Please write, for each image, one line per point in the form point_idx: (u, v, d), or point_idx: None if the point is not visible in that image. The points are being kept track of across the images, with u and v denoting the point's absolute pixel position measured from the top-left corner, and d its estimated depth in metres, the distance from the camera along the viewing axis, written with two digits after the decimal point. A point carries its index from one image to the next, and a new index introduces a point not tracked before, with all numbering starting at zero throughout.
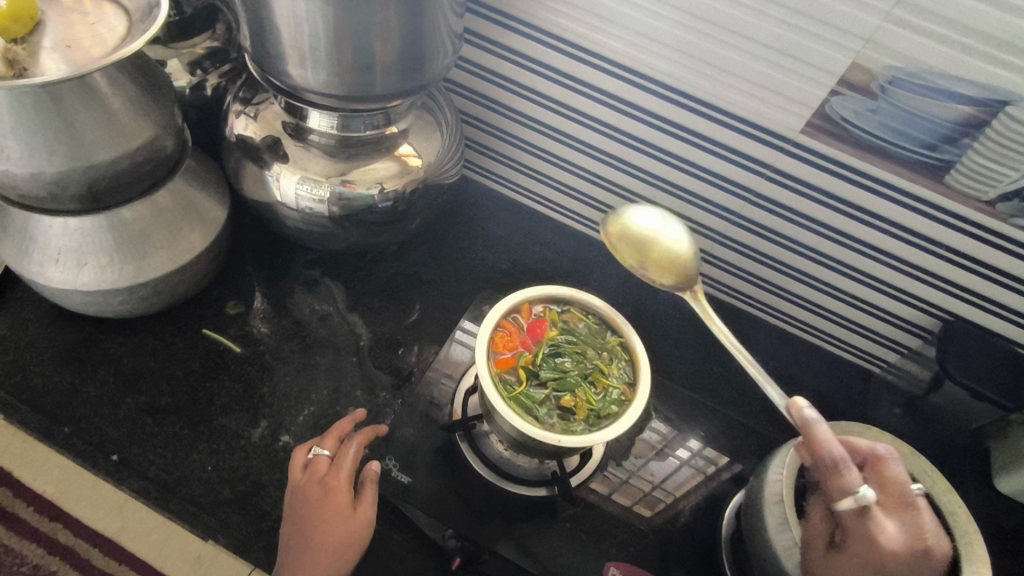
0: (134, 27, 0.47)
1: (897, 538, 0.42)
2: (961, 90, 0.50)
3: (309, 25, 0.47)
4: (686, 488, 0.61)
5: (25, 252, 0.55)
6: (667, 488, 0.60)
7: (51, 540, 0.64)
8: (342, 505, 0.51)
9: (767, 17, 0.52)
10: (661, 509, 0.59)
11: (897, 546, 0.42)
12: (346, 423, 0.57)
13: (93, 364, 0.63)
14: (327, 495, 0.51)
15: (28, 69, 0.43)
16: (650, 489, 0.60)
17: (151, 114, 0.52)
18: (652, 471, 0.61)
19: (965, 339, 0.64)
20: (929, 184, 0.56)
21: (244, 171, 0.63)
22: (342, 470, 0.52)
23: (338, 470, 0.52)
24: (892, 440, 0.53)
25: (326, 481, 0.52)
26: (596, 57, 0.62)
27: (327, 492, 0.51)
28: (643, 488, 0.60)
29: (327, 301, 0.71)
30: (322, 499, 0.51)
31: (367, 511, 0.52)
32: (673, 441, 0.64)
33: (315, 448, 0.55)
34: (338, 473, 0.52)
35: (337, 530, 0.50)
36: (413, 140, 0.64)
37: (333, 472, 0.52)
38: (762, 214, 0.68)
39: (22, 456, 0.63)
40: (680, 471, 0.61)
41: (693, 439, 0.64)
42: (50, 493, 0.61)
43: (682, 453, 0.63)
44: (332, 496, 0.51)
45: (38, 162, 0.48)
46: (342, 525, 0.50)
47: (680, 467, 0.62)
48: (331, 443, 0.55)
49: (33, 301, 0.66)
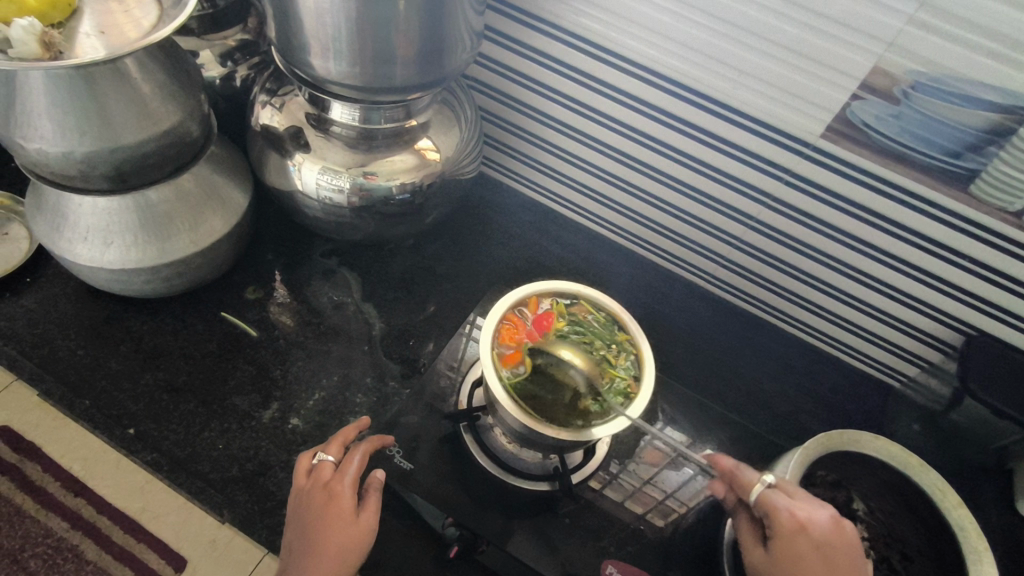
0: (166, 16, 0.49)
1: (819, 518, 0.45)
2: (986, 96, 0.49)
3: (332, 16, 0.48)
4: (699, 497, 0.60)
5: (56, 228, 0.58)
6: (681, 498, 0.60)
7: (75, 514, 0.67)
8: (345, 510, 0.50)
9: (787, 18, 0.52)
10: (674, 519, 0.58)
11: (818, 523, 0.45)
12: (352, 430, 0.57)
13: (116, 340, 0.65)
14: (331, 500, 0.50)
15: (63, 52, 0.45)
16: (662, 497, 0.59)
17: (178, 100, 0.54)
18: (665, 480, 0.61)
19: (986, 354, 0.63)
20: (953, 193, 0.55)
21: (267, 160, 0.65)
22: (347, 475, 0.52)
23: (343, 475, 0.52)
24: (902, 454, 0.52)
25: (330, 486, 0.51)
26: (615, 57, 0.62)
27: (331, 497, 0.51)
28: (655, 496, 0.59)
29: (343, 291, 0.72)
30: (326, 504, 0.50)
31: (371, 519, 0.51)
32: (689, 450, 0.64)
33: (320, 453, 0.54)
34: (343, 478, 0.52)
35: (341, 535, 0.49)
36: (432, 135, 0.64)
37: (337, 477, 0.52)
38: (780, 219, 0.67)
39: (55, 432, 0.70)
40: (694, 481, 0.61)
41: (707, 449, 0.64)
42: (76, 470, 0.67)
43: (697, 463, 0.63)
44: (336, 501, 0.50)
45: (70, 142, 0.50)
46: (345, 530, 0.49)
47: (694, 476, 0.61)
48: (336, 450, 0.55)
49: (63, 278, 0.68)
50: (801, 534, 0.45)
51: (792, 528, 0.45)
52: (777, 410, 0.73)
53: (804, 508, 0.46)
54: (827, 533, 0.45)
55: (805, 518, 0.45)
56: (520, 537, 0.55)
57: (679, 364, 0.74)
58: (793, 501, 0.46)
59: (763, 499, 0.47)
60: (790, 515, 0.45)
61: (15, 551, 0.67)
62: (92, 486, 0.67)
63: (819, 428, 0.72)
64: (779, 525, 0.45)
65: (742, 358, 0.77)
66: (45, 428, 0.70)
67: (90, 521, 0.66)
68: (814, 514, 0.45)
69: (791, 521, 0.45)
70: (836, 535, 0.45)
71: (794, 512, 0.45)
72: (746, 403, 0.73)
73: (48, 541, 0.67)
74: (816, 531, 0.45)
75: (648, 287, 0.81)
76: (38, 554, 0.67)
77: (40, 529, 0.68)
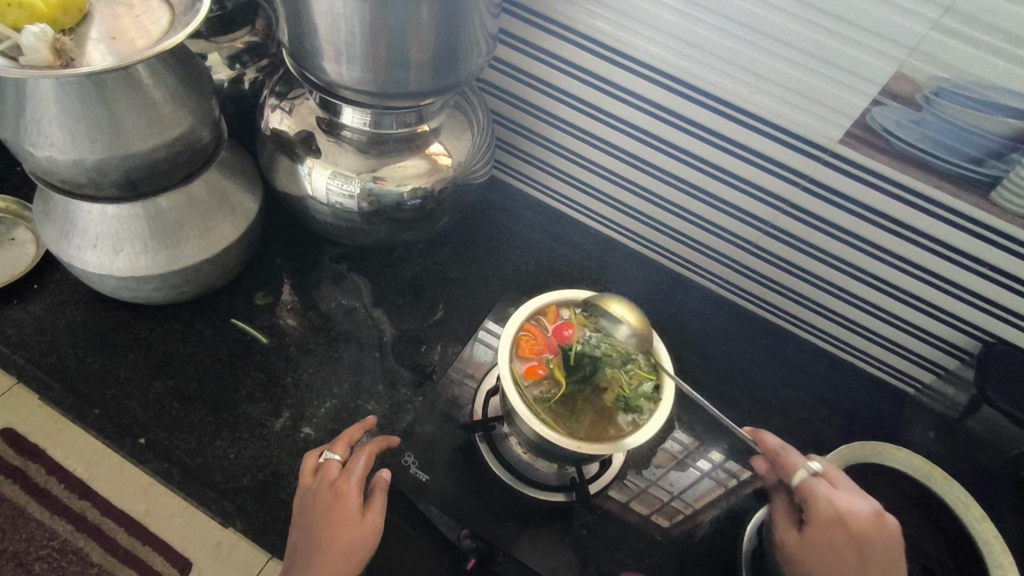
0: (178, 21, 0.48)
1: (859, 510, 0.45)
2: (1011, 103, 0.48)
3: (346, 21, 0.47)
4: (707, 499, 0.60)
5: (65, 236, 0.57)
6: (687, 499, 0.59)
7: (76, 515, 0.66)
8: (351, 511, 0.50)
9: (808, 23, 0.51)
10: (679, 521, 0.58)
11: (858, 515, 0.45)
12: (357, 430, 0.57)
13: (124, 347, 0.64)
14: (337, 500, 0.50)
15: (75, 59, 0.44)
16: (669, 498, 0.59)
17: (189, 105, 0.53)
18: (670, 480, 0.60)
19: (1004, 362, 0.62)
20: (974, 201, 0.54)
21: (278, 165, 0.64)
22: (353, 475, 0.52)
23: (349, 475, 0.52)
24: (926, 464, 0.52)
25: (336, 487, 0.51)
26: (630, 60, 0.61)
27: (337, 497, 0.50)
28: (661, 498, 0.59)
29: (354, 296, 0.72)
30: (333, 504, 0.50)
31: (374, 519, 0.50)
32: (695, 452, 0.63)
33: (327, 453, 0.54)
34: (348, 478, 0.51)
35: (345, 534, 0.49)
36: (443, 139, 0.64)
37: (343, 477, 0.52)
38: (795, 224, 0.66)
39: (56, 434, 0.69)
40: (703, 482, 0.61)
41: (716, 451, 0.63)
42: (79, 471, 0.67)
43: (704, 465, 0.62)
44: (342, 502, 0.50)
45: (80, 149, 0.49)
46: (351, 531, 0.49)
47: (701, 477, 0.61)
48: (342, 449, 0.55)
49: (70, 284, 0.68)
50: (837, 522, 0.45)
51: (830, 517, 0.45)
52: (792, 417, 0.72)
53: (843, 498, 0.46)
54: (866, 525, 0.45)
55: (844, 507, 0.45)
56: (534, 548, 0.55)
57: (691, 371, 0.74)
58: (834, 490, 0.47)
59: (803, 485, 0.47)
60: (829, 503, 0.46)
61: (20, 554, 0.66)
62: (96, 489, 0.66)
63: (833, 436, 0.71)
64: (817, 513, 0.46)
65: (755, 364, 0.76)
66: (48, 430, 0.69)
67: (96, 524, 0.66)
68: (854, 505, 0.45)
69: (830, 510, 0.45)
70: (875, 529, 0.45)
71: (833, 501, 0.46)
72: (761, 410, 0.72)
73: (53, 543, 0.66)
74: (854, 523, 0.45)
75: (660, 292, 0.80)
76: (43, 557, 0.66)
77: (45, 532, 0.67)
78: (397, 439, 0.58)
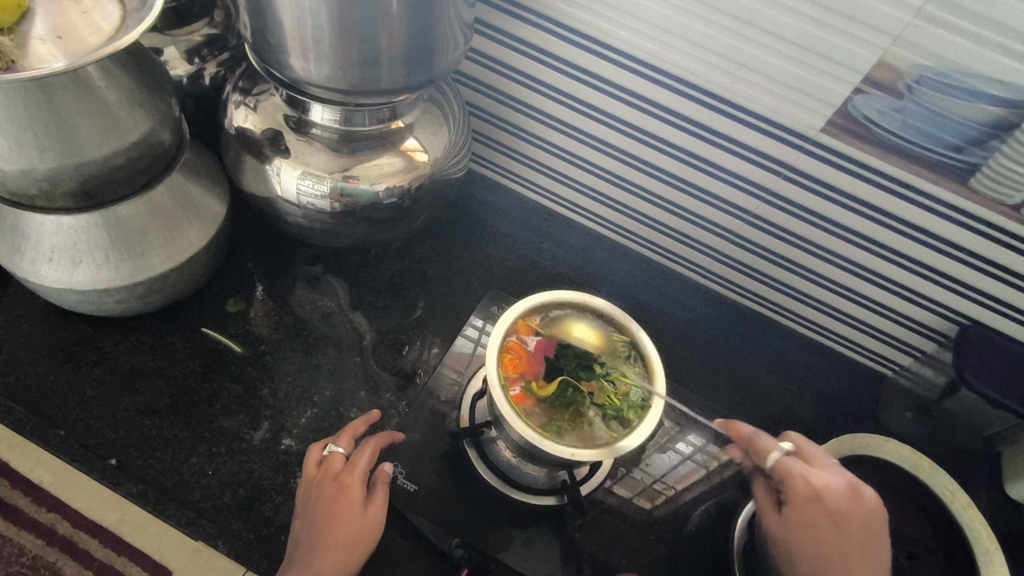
0: (129, 18, 0.45)
1: (835, 486, 0.48)
2: (992, 91, 0.47)
3: (313, 15, 0.44)
4: (687, 481, 0.61)
5: (16, 250, 0.54)
6: (668, 481, 0.61)
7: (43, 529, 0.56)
8: (354, 503, 0.49)
9: (793, 11, 0.49)
10: (661, 502, 0.60)
11: (835, 491, 0.48)
12: (361, 424, 0.56)
13: (89, 364, 0.61)
14: (341, 493, 0.49)
15: (16, 62, 0.41)
16: (651, 481, 0.61)
17: (145, 106, 0.51)
18: (655, 465, 0.62)
19: (982, 345, 0.63)
20: (953, 187, 0.54)
21: (244, 165, 0.61)
22: (358, 468, 0.51)
23: (354, 467, 0.51)
24: (913, 455, 0.54)
25: (341, 478, 0.50)
26: (610, 50, 0.59)
27: (340, 488, 0.50)
28: (643, 480, 0.61)
29: (330, 298, 0.70)
30: (336, 496, 0.49)
31: (377, 514, 0.50)
32: (674, 436, 0.64)
33: (332, 444, 0.53)
34: (355, 468, 0.51)
35: (349, 527, 0.48)
36: (419, 135, 0.61)
37: (348, 470, 0.51)
38: (775, 213, 0.66)
39: None
40: (682, 465, 0.62)
41: (694, 433, 0.64)
42: None
43: (683, 448, 0.63)
44: (347, 494, 0.49)
45: (29, 159, 0.46)
46: (354, 523, 0.48)
47: (681, 460, 0.62)
48: (345, 442, 0.53)
49: (27, 298, 0.64)
50: (815, 500, 0.48)
51: (808, 495, 0.48)
52: (775, 404, 0.73)
53: (819, 477, 0.49)
54: (843, 500, 0.48)
55: (821, 487, 0.48)
56: (524, 553, 0.55)
57: (676, 362, 0.73)
58: (809, 470, 0.49)
59: (780, 467, 0.49)
60: (805, 483, 0.48)
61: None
62: None
63: (815, 421, 0.72)
64: (794, 493, 0.48)
65: (739, 353, 0.76)
66: None
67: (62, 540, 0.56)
68: (830, 482, 0.48)
69: (807, 489, 0.48)
70: (852, 501, 0.48)
71: (809, 479, 0.48)
72: (745, 398, 0.72)
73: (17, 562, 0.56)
74: (831, 499, 0.48)
75: (643, 284, 0.79)
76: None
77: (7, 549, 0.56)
78: (398, 433, 0.58)
